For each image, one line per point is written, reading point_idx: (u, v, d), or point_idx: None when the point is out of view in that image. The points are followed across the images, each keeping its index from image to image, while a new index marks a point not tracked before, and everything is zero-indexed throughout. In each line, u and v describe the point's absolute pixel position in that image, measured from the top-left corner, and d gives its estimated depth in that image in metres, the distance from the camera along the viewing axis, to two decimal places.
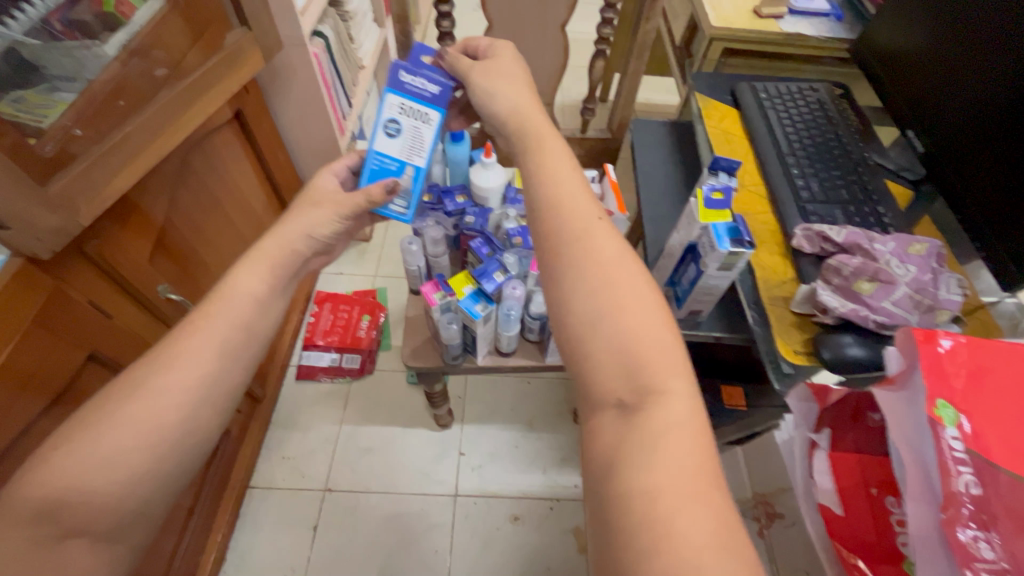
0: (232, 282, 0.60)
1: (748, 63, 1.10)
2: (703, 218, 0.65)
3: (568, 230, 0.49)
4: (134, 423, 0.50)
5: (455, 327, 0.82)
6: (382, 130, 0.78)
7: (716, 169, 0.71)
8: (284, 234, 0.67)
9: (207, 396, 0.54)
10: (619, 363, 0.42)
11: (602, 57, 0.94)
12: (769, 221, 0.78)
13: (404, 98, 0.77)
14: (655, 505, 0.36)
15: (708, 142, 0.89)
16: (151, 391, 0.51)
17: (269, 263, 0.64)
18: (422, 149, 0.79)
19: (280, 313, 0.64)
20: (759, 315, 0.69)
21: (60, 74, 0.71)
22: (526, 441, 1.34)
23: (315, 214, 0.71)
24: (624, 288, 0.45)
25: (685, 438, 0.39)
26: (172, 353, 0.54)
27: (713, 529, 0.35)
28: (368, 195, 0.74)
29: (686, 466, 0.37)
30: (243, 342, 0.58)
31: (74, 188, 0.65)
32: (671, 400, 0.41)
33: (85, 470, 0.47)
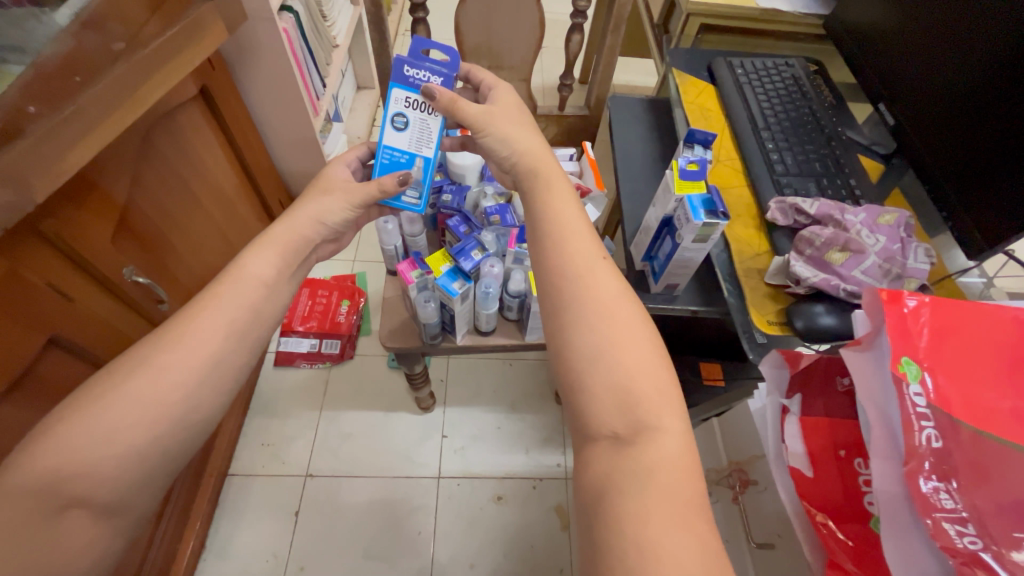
0: (244, 265, 0.61)
1: (724, 40, 1.10)
2: (678, 190, 0.65)
3: (572, 271, 0.50)
4: (140, 398, 0.49)
5: (432, 306, 0.81)
6: (389, 123, 0.74)
7: (692, 142, 0.70)
8: (295, 224, 0.68)
9: (213, 375, 0.54)
10: (615, 398, 0.44)
11: (578, 31, 0.92)
12: (744, 195, 0.78)
13: (408, 92, 0.71)
14: (645, 528, 0.37)
15: (685, 118, 0.89)
16: (158, 368, 0.51)
17: (277, 248, 0.65)
18: (429, 141, 0.75)
19: (287, 298, 0.64)
20: (734, 287, 0.69)
21: (7, 46, 0.66)
22: (508, 423, 1.34)
23: (326, 201, 0.70)
24: (623, 329, 0.46)
25: (677, 470, 0.41)
26: (179, 332, 0.54)
27: (698, 553, 0.36)
28: (381, 186, 0.72)
29: (676, 496, 0.39)
30: (248, 325, 0.58)
31: (26, 163, 0.61)
32: (665, 436, 0.43)
33: (90, 444, 0.46)
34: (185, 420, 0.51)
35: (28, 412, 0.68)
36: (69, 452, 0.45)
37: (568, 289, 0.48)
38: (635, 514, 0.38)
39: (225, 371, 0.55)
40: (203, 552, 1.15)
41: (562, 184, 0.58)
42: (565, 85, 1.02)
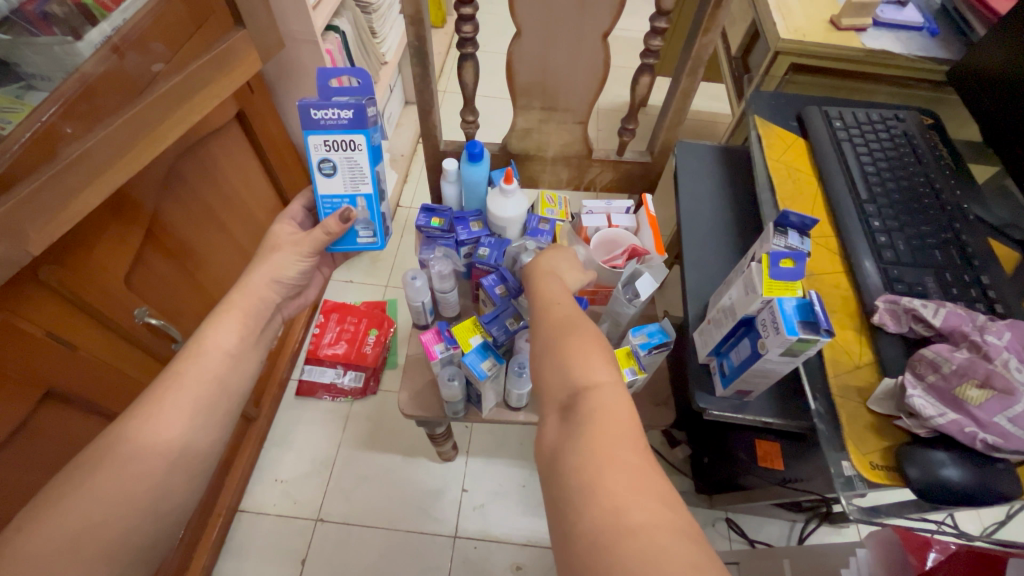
0: (204, 339, 0.59)
1: (817, 82, 0.95)
2: (765, 291, 0.52)
3: (542, 297, 0.57)
4: (103, 493, 0.47)
5: (457, 384, 0.71)
6: (317, 171, 0.67)
7: (785, 226, 0.57)
8: (248, 290, 0.65)
9: (179, 459, 0.52)
10: (558, 374, 0.47)
11: (649, 72, 0.80)
12: (842, 283, 0.64)
13: (326, 134, 0.63)
14: (583, 473, 0.38)
15: (768, 179, 0.76)
16: (122, 459, 0.49)
17: (239, 315, 0.63)
18: (364, 176, 0.67)
19: (256, 364, 0.63)
20: (826, 407, 0.56)
21: (34, 73, 0.64)
22: (535, 482, 1.23)
23: (274, 260, 0.67)
24: (571, 323, 0.52)
25: (619, 417, 0.42)
26: (141, 418, 0.51)
27: (626, 478, 0.37)
28: (325, 230, 0.67)
29: (609, 440, 0.40)
30: (213, 401, 0.56)
31: (24, 213, 0.56)
32: (603, 391, 0.44)
33: (47, 548, 0.43)
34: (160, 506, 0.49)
35: (18, 473, 0.63)
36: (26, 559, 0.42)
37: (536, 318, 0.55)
38: (574, 466, 0.39)
39: (196, 452, 0.53)
40: None
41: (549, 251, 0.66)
42: (627, 128, 0.90)
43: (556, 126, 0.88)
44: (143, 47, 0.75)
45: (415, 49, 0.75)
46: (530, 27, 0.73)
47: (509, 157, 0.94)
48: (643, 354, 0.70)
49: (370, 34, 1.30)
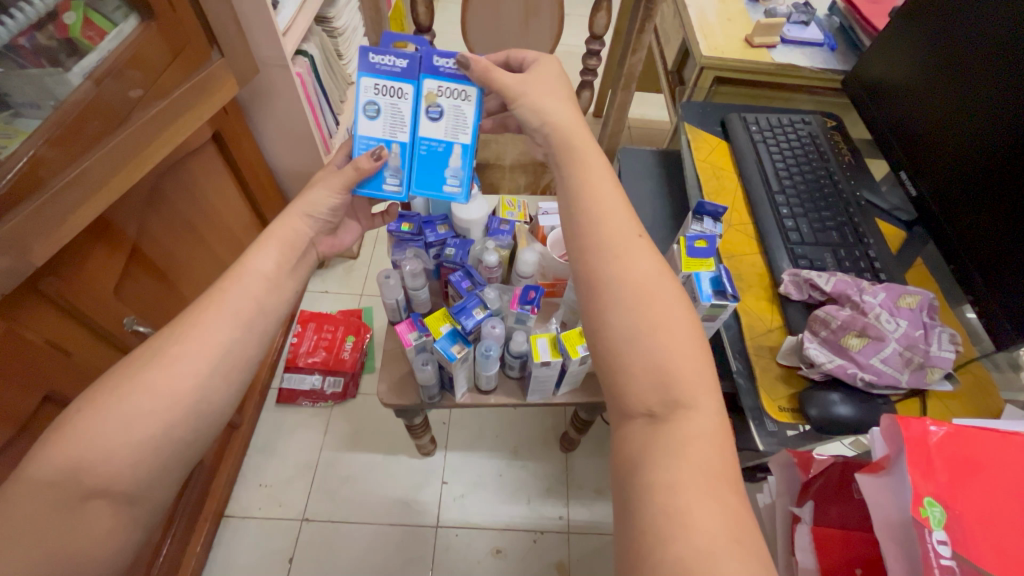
0: (245, 261, 0.59)
1: (739, 92, 1.08)
2: (685, 268, 0.62)
3: (607, 244, 0.49)
4: (150, 390, 0.47)
5: (430, 368, 0.80)
6: (360, 113, 0.68)
7: (702, 214, 0.68)
8: (284, 222, 0.64)
9: (220, 367, 0.51)
10: (652, 375, 0.44)
11: (589, 86, 0.90)
12: (757, 263, 0.75)
13: (377, 77, 0.67)
14: (679, 497, 0.37)
15: (696, 177, 0.87)
16: (168, 362, 0.49)
17: (278, 244, 0.62)
18: (403, 125, 0.68)
19: (292, 292, 0.62)
20: (743, 364, 0.66)
21: (25, 102, 0.70)
22: (511, 471, 1.30)
23: (313, 193, 0.67)
24: (663, 303, 0.46)
25: (708, 447, 0.40)
26: (187, 329, 0.51)
27: (727, 523, 0.36)
28: (358, 168, 0.66)
29: (706, 470, 0.39)
30: (255, 317, 0.55)
31: (28, 228, 0.62)
32: (697, 415, 0.42)
33: (101, 438, 0.45)
34: (202, 410, 0.49)
35: None
36: (79, 448, 0.44)
37: (603, 269, 0.48)
38: (666, 486, 0.38)
39: (238, 363, 0.52)
40: None
41: (598, 171, 0.56)
42: None
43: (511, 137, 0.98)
44: (120, 75, 0.79)
45: None
46: None
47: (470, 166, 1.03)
48: None
49: (336, 56, 1.38)
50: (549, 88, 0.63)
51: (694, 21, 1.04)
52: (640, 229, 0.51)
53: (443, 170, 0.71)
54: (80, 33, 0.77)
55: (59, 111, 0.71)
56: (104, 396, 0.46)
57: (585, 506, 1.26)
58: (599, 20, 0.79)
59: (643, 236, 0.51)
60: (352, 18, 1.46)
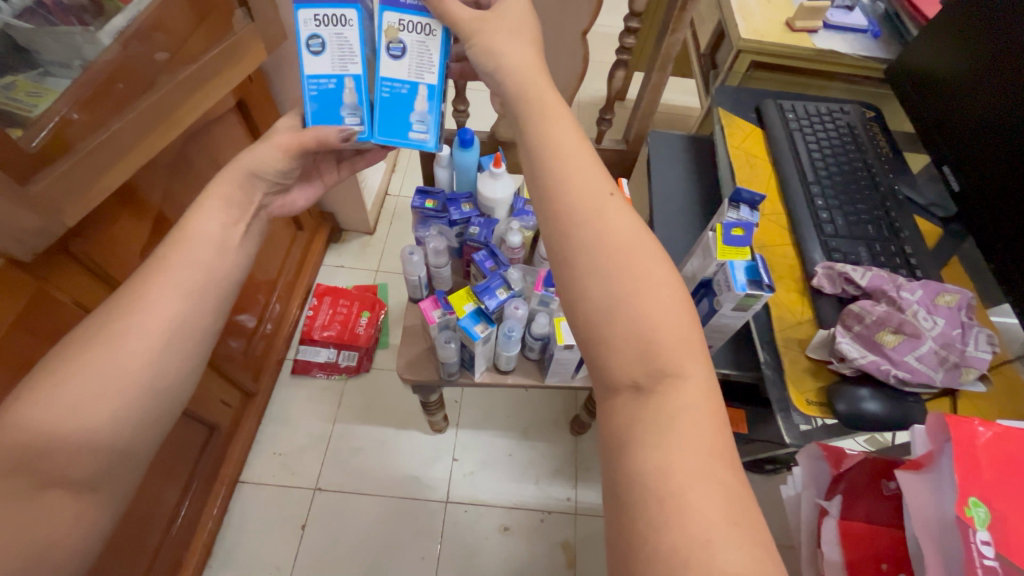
0: (187, 225, 0.55)
1: (774, 79, 1.05)
2: (720, 255, 0.61)
3: (578, 212, 0.44)
4: (100, 369, 0.46)
5: (452, 346, 0.79)
6: (306, 48, 0.64)
7: (738, 201, 0.66)
8: (226, 179, 0.61)
9: (173, 340, 0.50)
10: (637, 347, 0.41)
11: (623, 66, 0.88)
12: (788, 254, 0.74)
13: (317, 8, 0.62)
14: (671, 481, 0.36)
15: (729, 164, 0.85)
16: (114, 342, 0.47)
17: (223, 206, 0.59)
18: (355, 57, 0.65)
19: (245, 256, 0.60)
20: (771, 356, 0.65)
21: (53, 61, 0.71)
22: (520, 451, 1.31)
23: (259, 150, 0.63)
24: (643, 262, 0.43)
25: (699, 420, 0.39)
26: (131, 304, 0.49)
27: (724, 506, 0.35)
28: (325, 139, 0.64)
29: (697, 448, 0.37)
30: (206, 282, 0.54)
31: (61, 188, 0.61)
32: (687, 384, 0.40)
33: (45, 421, 0.43)
34: (157, 387, 0.49)
35: None
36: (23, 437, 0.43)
37: (577, 238, 0.43)
38: (657, 469, 0.37)
39: (193, 333, 0.52)
40: (209, 558, 1.15)
41: (564, 119, 0.50)
42: (604, 118, 0.97)
43: None
44: (147, 37, 0.78)
45: None
46: None
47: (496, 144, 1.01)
48: None
49: None
50: (512, 24, 0.57)
51: (732, 3, 1.01)
52: (614, 185, 0.46)
53: (408, 114, 0.67)
54: None
55: (88, 71, 0.71)
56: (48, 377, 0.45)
57: (592, 489, 1.27)
58: None
59: (616, 191, 0.46)
60: None
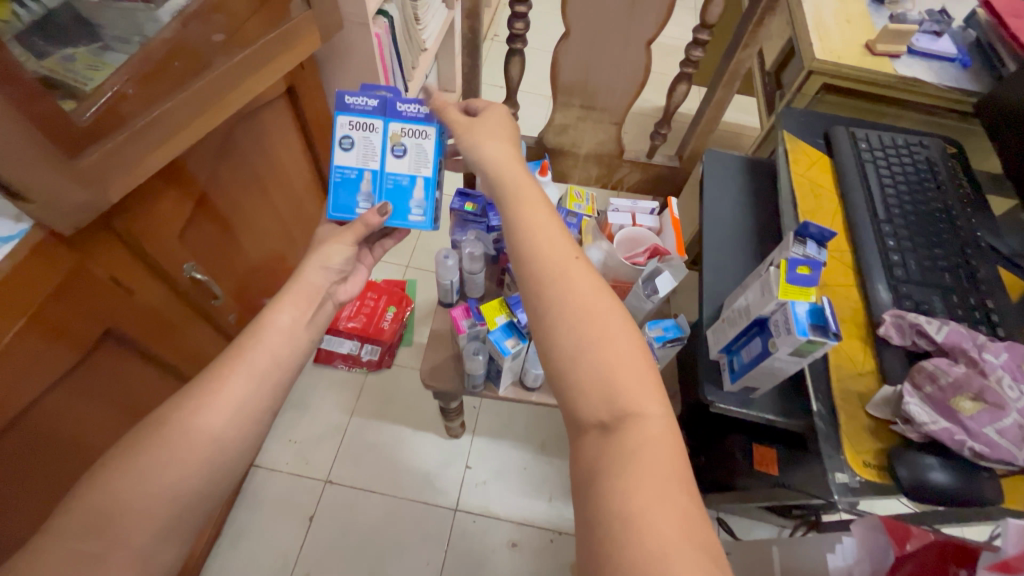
0: (266, 317, 0.63)
1: (846, 104, 0.98)
2: (781, 294, 0.56)
3: (545, 271, 0.50)
4: (177, 441, 0.51)
5: (480, 358, 0.76)
6: (336, 146, 0.73)
7: (804, 236, 0.61)
8: (304, 277, 0.69)
9: (237, 420, 0.55)
10: (600, 389, 0.45)
11: (686, 80, 0.83)
12: (852, 297, 0.68)
13: (352, 115, 0.72)
14: (631, 502, 0.39)
15: (791, 191, 0.79)
16: (194, 421, 0.53)
17: (298, 297, 0.67)
18: (374, 155, 0.73)
19: (309, 345, 0.65)
20: (826, 407, 0.60)
21: (114, 35, 0.71)
22: (535, 465, 1.28)
23: (327, 249, 0.72)
24: (602, 322, 0.47)
25: (660, 451, 0.42)
26: (205, 389, 0.55)
27: (678, 524, 0.38)
28: (365, 223, 0.71)
29: (657, 474, 0.41)
30: (273, 369, 0.60)
31: (107, 164, 0.61)
32: (647, 422, 0.44)
33: (120, 486, 0.48)
34: (213, 468, 0.52)
35: (80, 401, 0.71)
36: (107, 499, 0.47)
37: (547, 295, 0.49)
38: (620, 492, 0.40)
39: (253, 414, 0.56)
40: (217, 539, 1.15)
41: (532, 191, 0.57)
42: (659, 133, 0.93)
43: (592, 125, 0.91)
44: (204, 17, 0.77)
45: (467, 41, 0.77)
46: (577, 27, 0.76)
47: (543, 151, 0.97)
48: (657, 346, 0.75)
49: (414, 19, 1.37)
50: (493, 127, 0.63)
51: (807, 20, 0.95)
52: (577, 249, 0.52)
53: (407, 201, 0.74)
54: None
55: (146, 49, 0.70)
56: (127, 449, 0.50)
57: None
58: (714, 8, 0.71)
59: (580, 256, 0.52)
60: None
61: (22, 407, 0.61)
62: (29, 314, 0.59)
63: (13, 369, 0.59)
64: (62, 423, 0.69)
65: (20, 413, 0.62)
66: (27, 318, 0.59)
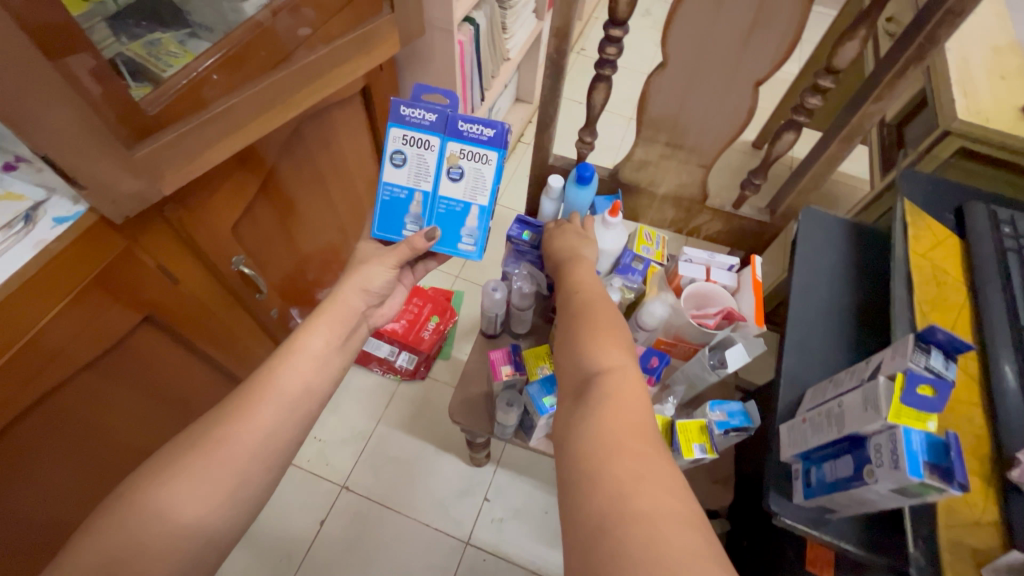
0: (297, 339, 0.62)
1: (987, 174, 0.82)
2: (892, 417, 0.45)
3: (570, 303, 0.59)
4: (203, 468, 0.50)
5: (513, 413, 0.70)
6: (387, 161, 0.67)
7: (927, 341, 0.49)
8: (340, 299, 0.67)
9: (262, 451, 0.53)
10: (573, 359, 0.52)
11: (792, 129, 0.72)
12: (976, 419, 0.55)
13: (406, 129, 0.65)
14: (595, 449, 0.42)
15: (907, 272, 0.66)
16: (216, 446, 0.51)
17: (333, 323, 0.65)
18: (427, 175, 0.67)
19: (338, 370, 0.64)
20: (924, 553, 0.49)
21: (201, 24, 0.71)
22: (557, 510, 1.19)
23: (369, 270, 0.68)
24: (601, 313, 0.56)
25: (630, 401, 0.45)
26: (234, 415, 0.54)
27: (636, 465, 0.40)
28: (411, 247, 0.67)
29: (623, 422, 0.43)
30: (303, 397, 0.58)
31: (163, 155, 0.59)
32: (613, 376, 0.48)
33: (143, 516, 0.46)
34: (237, 497, 0.51)
35: (108, 386, 0.70)
36: (132, 525, 0.45)
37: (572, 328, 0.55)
38: (588, 443, 0.43)
39: (281, 440, 0.55)
40: None
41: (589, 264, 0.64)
42: (751, 182, 0.82)
43: (675, 164, 0.82)
44: (294, 10, 0.74)
45: (552, 62, 0.71)
46: (675, 57, 0.67)
47: (616, 187, 0.88)
48: (717, 433, 0.66)
49: (502, 28, 1.32)
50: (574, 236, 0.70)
51: (951, 72, 0.81)
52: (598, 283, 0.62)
53: (458, 229, 0.69)
54: None
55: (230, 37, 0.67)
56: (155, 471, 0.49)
57: None
58: (843, 52, 0.61)
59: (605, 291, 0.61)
60: None
61: (53, 386, 0.60)
62: (70, 297, 0.58)
63: (43, 352, 0.57)
64: (88, 406, 0.68)
65: (51, 390, 0.61)
66: (68, 300, 0.58)
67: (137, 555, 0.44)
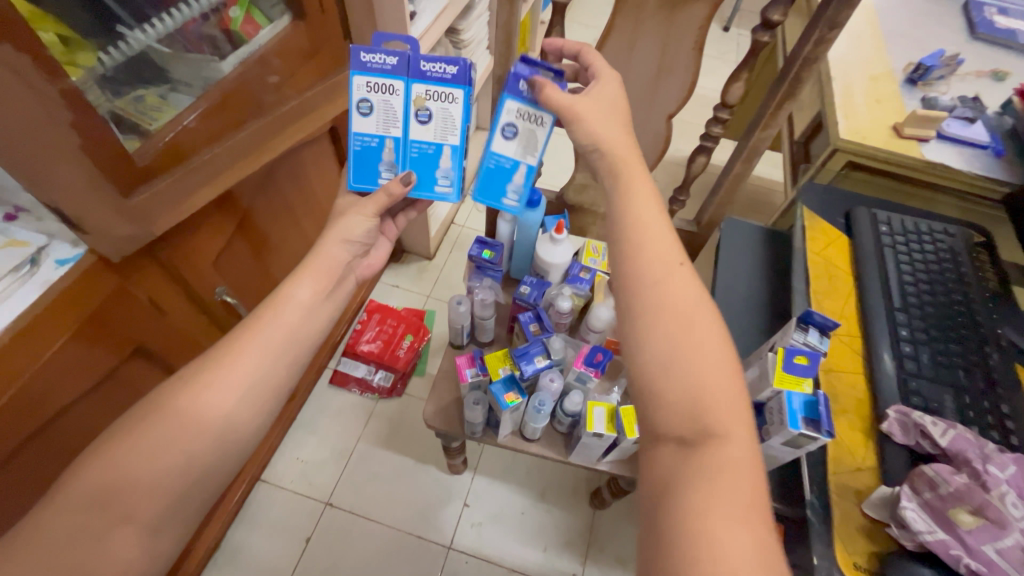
0: (284, 290, 0.67)
1: (870, 182, 0.97)
2: (776, 383, 0.57)
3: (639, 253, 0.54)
4: (186, 416, 0.55)
5: (479, 409, 0.79)
6: (355, 110, 0.72)
7: (807, 323, 0.61)
8: (323, 253, 0.72)
9: (249, 394, 0.59)
10: (687, 407, 0.46)
11: (706, 152, 0.84)
12: (859, 385, 0.67)
13: (370, 76, 0.69)
14: (705, 520, 0.39)
15: (805, 267, 0.79)
16: (202, 394, 0.56)
17: (317, 276, 0.70)
18: (395, 120, 0.72)
19: (326, 318, 0.69)
20: (820, 497, 0.58)
21: (181, 80, 0.79)
22: (533, 511, 1.27)
23: (348, 221, 0.74)
24: (700, 333, 0.48)
25: (736, 473, 0.42)
26: (217, 365, 0.58)
27: (745, 547, 0.38)
28: (389, 193, 0.73)
29: (733, 499, 0.41)
30: (287, 344, 0.63)
31: (154, 202, 0.67)
32: (727, 445, 0.44)
33: (128, 463, 0.51)
34: (223, 439, 0.56)
35: (104, 412, 0.75)
36: (117, 469, 0.51)
37: None
38: (691, 504, 0.41)
39: (264, 388, 0.60)
40: (215, 552, 1.18)
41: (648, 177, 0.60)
42: (677, 199, 0.95)
43: None
44: (263, 63, 0.83)
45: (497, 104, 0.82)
46: None
47: (563, 209, 1.01)
48: None
49: None
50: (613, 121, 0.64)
51: (835, 98, 0.96)
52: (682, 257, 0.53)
53: (433, 170, 0.75)
54: (240, 26, 0.84)
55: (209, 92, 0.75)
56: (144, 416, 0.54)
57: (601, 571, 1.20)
58: (734, 90, 0.74)
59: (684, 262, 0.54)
60: (478, 32, 1.50)
61: (55, 411, 0.66)
62: (71, 332, 0.65)
63: (48, 377, 0.64)
64: (87, 421, 0.73)
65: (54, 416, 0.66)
66: (69, 336, 0.64)
67: (122, 490, 0.51)
